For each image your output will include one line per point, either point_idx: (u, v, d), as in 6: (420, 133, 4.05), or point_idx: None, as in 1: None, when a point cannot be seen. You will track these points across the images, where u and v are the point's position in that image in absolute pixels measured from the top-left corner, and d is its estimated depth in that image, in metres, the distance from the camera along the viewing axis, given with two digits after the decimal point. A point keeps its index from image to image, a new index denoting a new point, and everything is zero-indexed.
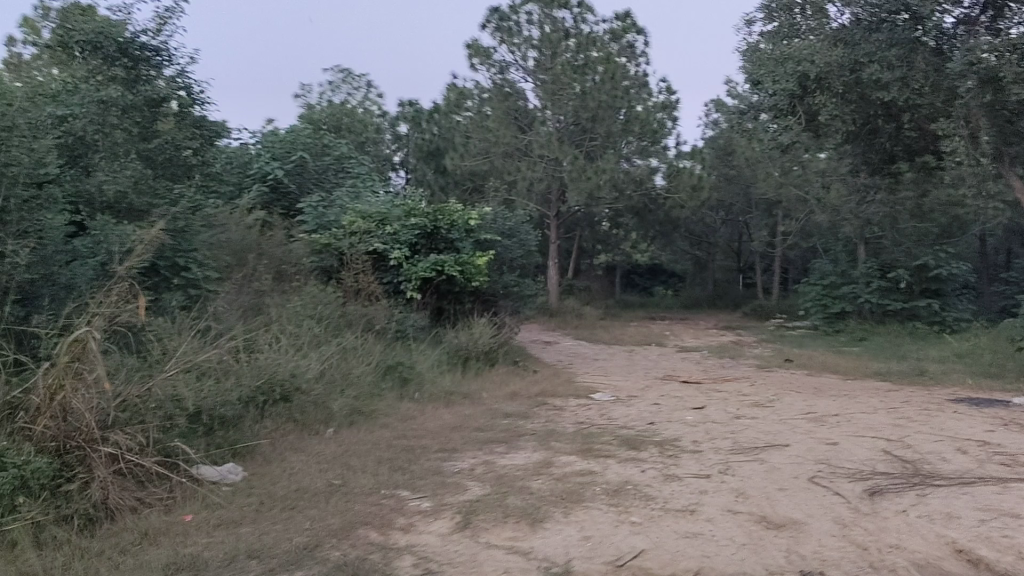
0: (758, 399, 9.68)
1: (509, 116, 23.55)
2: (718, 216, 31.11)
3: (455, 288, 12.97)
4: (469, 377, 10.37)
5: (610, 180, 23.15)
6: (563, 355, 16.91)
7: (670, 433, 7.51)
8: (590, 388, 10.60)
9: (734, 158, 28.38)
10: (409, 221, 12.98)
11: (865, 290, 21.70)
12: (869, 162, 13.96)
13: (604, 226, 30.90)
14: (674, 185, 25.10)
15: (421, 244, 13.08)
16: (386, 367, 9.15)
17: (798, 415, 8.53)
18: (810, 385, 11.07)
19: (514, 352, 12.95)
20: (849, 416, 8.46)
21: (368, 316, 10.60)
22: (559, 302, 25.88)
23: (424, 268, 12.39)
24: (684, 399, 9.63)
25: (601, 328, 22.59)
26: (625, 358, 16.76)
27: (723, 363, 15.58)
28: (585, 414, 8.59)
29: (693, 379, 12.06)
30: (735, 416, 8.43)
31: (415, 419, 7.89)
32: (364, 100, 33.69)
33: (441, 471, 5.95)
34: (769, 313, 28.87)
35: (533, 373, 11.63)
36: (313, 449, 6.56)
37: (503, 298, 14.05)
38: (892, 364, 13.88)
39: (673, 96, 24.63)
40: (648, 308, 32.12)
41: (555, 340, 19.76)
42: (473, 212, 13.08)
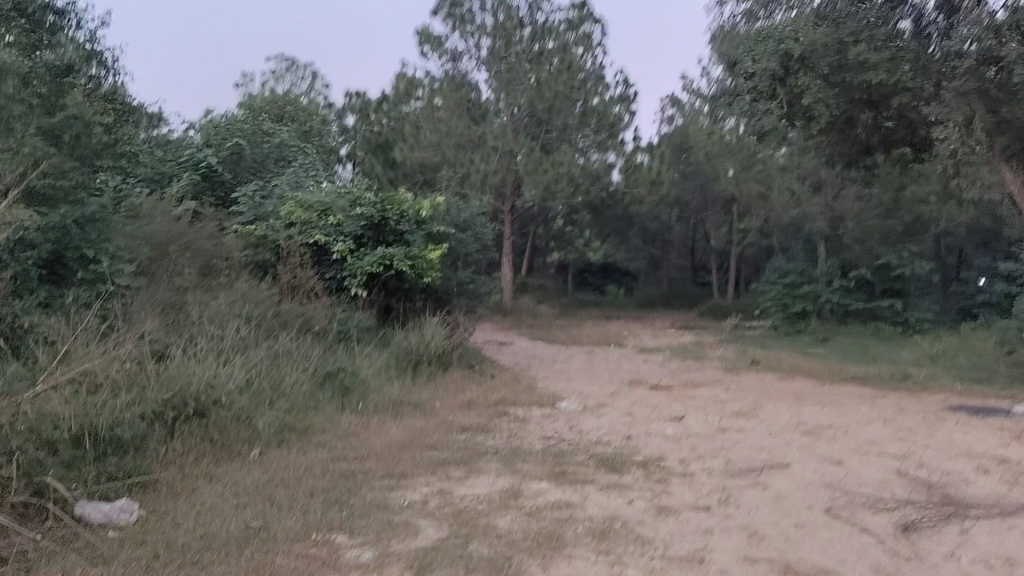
0: (739, 407, 8.79)
1: (462, 106, 22.65)
2: (675, 213, 30.45)
3: (405, 285, 11.88)
4: (421, 384, 9.29)
5: (567, 174, 22.44)
6: (519, 357, 15.91)
7: (652, 451, 6.55)
8: (554, 395, 9.61)
9: (691, 154, 27.76)
10: (354, 211, 11.86)
11: (827, 289, 21.15)
12: (844, 153, 13.26)
13: (558, 224, 30.04)
14: (632, 180, 24.31)
15: (366, 237, 11.95)
16: (325, 374, 8.04)
17: (789, 426, 7.66)
18: (791, 391, 10.24)
19: (469, 355, 11.90)
20: (843, 427, 7.60)
21: (306, 316, 9.46)
22: (514, 300, 24.91)
23: (371, 262, 11.24)
24: (660, 407, 8.70)
25: (558, 328, 21.64)
26: (585, 360, 15.82)
27: (688, 365, 14.73)
28: (553, 427, 7.60)
29: (663, 384, 11.17)
30: (720, 428, 7.51)
31: (357, 435, 6.80)
32: (309, 90, 32.28)
33: (387, 506, 4.88)
34: (726, 312, 28.28)
35: (491, 378, 10.60)
36: (230, 477, 5.45)
37: (456, 296, 13.00)
38: (866, 367, 13.16)
39: (631, 88, 23.87)
40: (603, 307, 31.32)
41: (510, 341, 18.76)
42: (424, 201, 12.01)
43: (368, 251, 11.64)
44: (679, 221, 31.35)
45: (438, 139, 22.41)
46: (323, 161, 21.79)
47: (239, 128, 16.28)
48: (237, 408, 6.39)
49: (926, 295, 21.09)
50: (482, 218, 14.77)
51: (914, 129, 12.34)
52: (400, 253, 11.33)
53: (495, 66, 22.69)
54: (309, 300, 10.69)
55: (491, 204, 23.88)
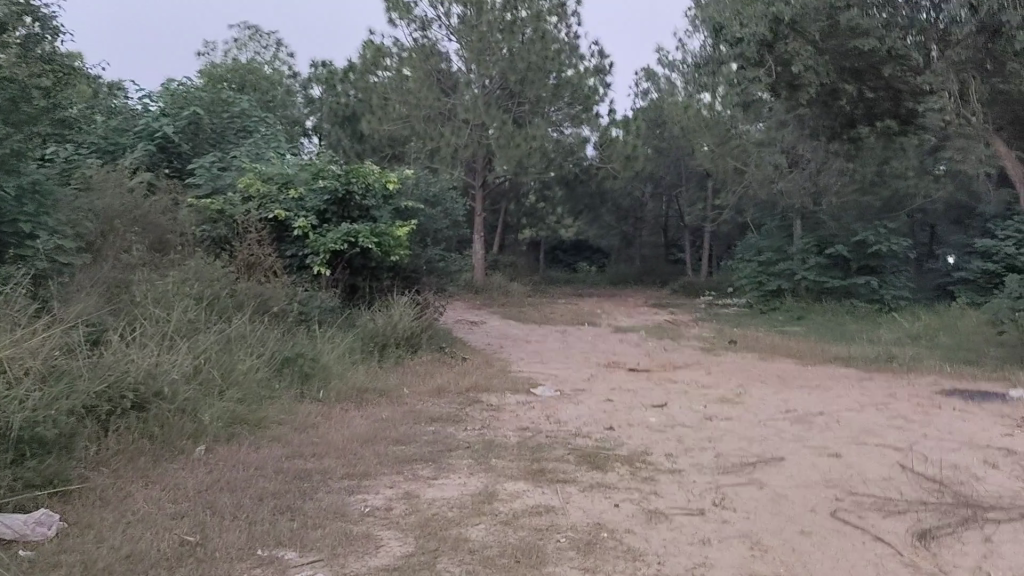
0: (723, 391, 8.35)
1: (431, 77, 21.86)
2: (648, 189, 29.99)
3: (371, 262, 11.26)
4: (387, 369, 8.73)
5: (540, 148, 21.67)
6: (490, 337, 15.39)
7: (635, 444, 6.07)
8: (528, 379, 9.10)
9: (665, 129, 27.28)
10: (317, 184, 11.20)
11: (803, 267, 20.86)
12: (827, 126, 12.80)
13: (530, 199, 29.47)
14: (606, 155, 23.75)
15: (330, 211, 11.29)
16: (283, 358, 7.45)
17: (777, 413, 7.22)
18: (774, 374, 9.84)
19: (439, 336, 11.35)
20: (835, 414, 7.18)
21: (264, 296, 8.83)
22: (485, 277, 24.34)
23: (334, 239, 10.59)
24: (640, 393, 8.23)
25: (530, 307, 21.14)
26: (559, 340, 15.35)
27: (665, 345, 14.30)
28: (528, 415, 7.10)
29: (641, 366, 10.70)
30: (705, 416, 7.05)
31: (315, 428, 6.23)
32: (274, 59, 31.24)
33: (345, 514, 4.33)
34: (699, 290, 27.96)
35: (462, 361, 10.06)
36: (170, 480, 4.89)
37: (425, 274, 12.42)
38: (848, 347, 12.82)
39: (605, 59, 23.26)
40: (575, 284, 30.86)
41: (481, 320, 18.26)
42: (392, 174, 11.37)
43: (332, 227, 10.99)
44: (652, 197, 30.91)
45: (407, 110, 21.65)
46: (288, 133, 20.98)
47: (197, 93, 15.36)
48: (181, 399, 5.80)
49: (902, 273, 20.88)
50: (452, 193, 14.15)
51: (898, 102, 11.91)
52: (365, 230, 10.71)
53: (466, 35, 21.94)
54: (269, 279, 10.05)
55: (462, 178, 23.25)
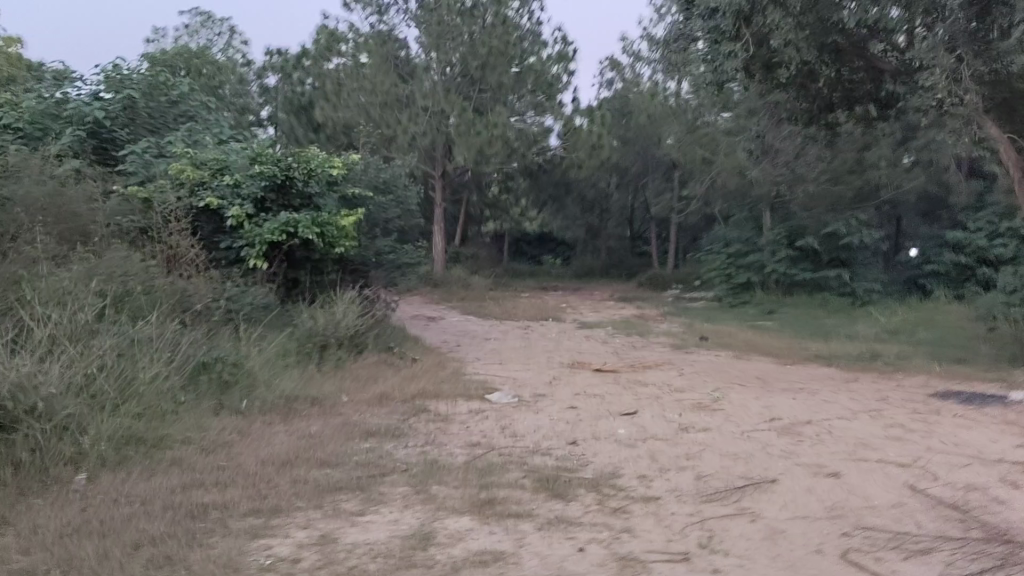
0: (699, 395, 7.57)
1: (387, 62, 20.75)
2: (613, 180, 29.25)
3: (314, 255, 10.30)
4: (324, 373, 7.82)
5: (502, 137, 20.69)
6: (447, 334, 14.49)
7: (603, 462, 5.23)
8: (484, 383, 8.22)
9: (631, 119, 26.52)
10: (253, 169, 10.21)
11: (772, 259, 20.27)
12: (802, 110, 12.08)
13: (493, 191, 28.58)
14: (571, 145, 22.91)
15: (268, 199, 10.32)
16: (199, 364, 6.51)
17: (761, 422, 6.43)
18: (752, 375, 9.08)
19: (388, 335, 10.43)
20: (826, 424, 6.41)
21: (186, 292, 7.87)
22: (446, 271, 23.44)
23: (270, 229, 9.60)
24: (608, 399, 7.41)
25: (491, 301, 20.29)
26: (522, 337, 14.49)
27: (633, 343, 13.51)
28: (482, 427, 6.23)
29: (607, 366, 9.91)
30: (681, 427, 6.24)
31: (225, 449, 5.32)
32: (227, 47, 29.91)
33: (239, 570, 3.43)
34: (666, 284, 27.31)
35: (412, 363, 9.17)
36: (30, 522, 3.98)
37: (374, 268, 11.48)
38: (827, 344, 12.11)
39: (569, 45, 22.41)
40: (539, 278, 30.03)
41: (439, 317, 17.36)
42: (336, 159, 10.42)
43: (269, 216, 10.01)
44: (617, 188, 30.17)
45: (362, 97, 20.59)
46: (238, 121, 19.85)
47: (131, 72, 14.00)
48: (62, 416, 4.87)
49: (873, 266, 20.37)
50: (405, 181, 13.19)
51: (879, 82, 11.41)
52: (305, 219, 9.76)
53: (425, 19, 20.95)
54: (197, 274, 9.07)
55: (420, 168, 22.30)
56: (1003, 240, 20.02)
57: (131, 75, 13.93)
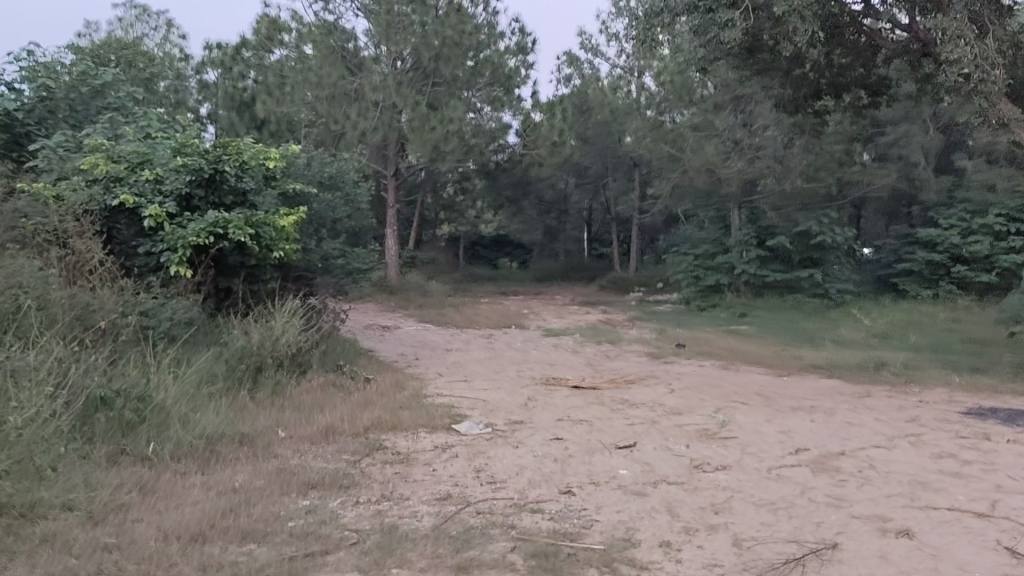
0: (701, 418, 6.52)
1: (335, 54, 19.45)
2: (572, 180, 28.25)
3: (250, 261, 8.99)
4: (258, 403, 6.55)
5: (458, 132, 19.43)
6: (402, 346, 13.25)
7: (610, 519, 4.10)
8: (451, 408, 7.05)
9: (591, 116, 25.46)
10: (178, 162, 8.83)
11: (742, 260, 19.48)
12: (786, 97, 11.26)
13: (448, 191, 27.39)
14: (529, 142, 21.55)
15: (195, 196, 8.95)
16: (96, 399, 5.19)
17: (786, 454, 5.38)
18: (751, 391, 8.04)
19: (336, 351, 9.19)
20: (863, 455, 5.39)
21: (88, 308, 6.51)
22: (400, 276, 22.15)
23: (197, 230, 8.26)
24: (598, 425, 6.30)
25: (450, 307, 19.10)
26: (485, 347, 13.36)
27: (607, 352, 12.46)
28: (454, 468, 5.07)
29: (586, 382, 8.83)
30: (694, 463, 5.15)
31: (116, 515, 4.03)
32: (166, 43, 28.12)
33: None
34: (629, 286, 26.35)
35: (364, 384, 7.92)
36: None
37: (320, 273, 10.20)
38: (820, 350, 11.19)
39: (528, 37, 21.33)
40: (498, 282, 28.86)
41: (395, 325, 16.13)
42: (273, 150, 9.11)
43: (196, 216, 8.65)
44: (576, 189, 29.15)
45: (309, 92, 19.22)
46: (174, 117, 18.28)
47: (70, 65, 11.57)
48: None
49: (845, 266, 19.70)
50: (355, 177, 11.87)
51: (870, 67, 10.65)
52: (238, 219, 8.45)
53: (375, 9, 19.59)
54: (109, 284, 7.69)
55: (372, 166, 20.97)
56: (977, 237, 19.49)
57: (65, 70, 11.54)
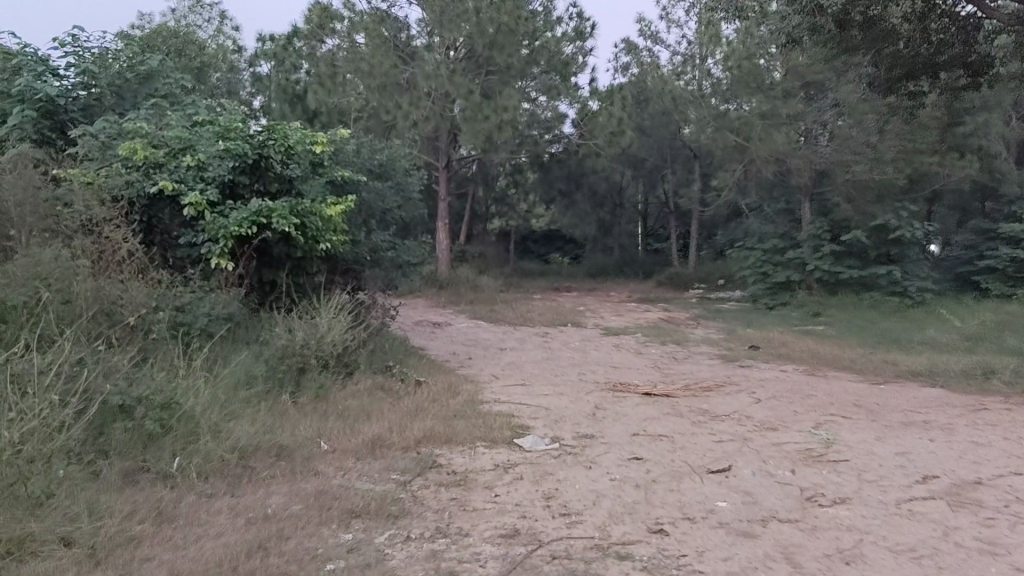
0: (800, 436, 5.71)
1: (386, 44, 18.85)
2: (629, 172, 27.31)
3: (295, 254, 8.35)
4: (298, 411, 5.91)
5: (513, 121, 18.63)
6: (454, 345, 12.58)
7: (718, 569, 3.35)
8: (513, 417, 6.35)
9: (650, 106, 24.40)
10: (222, 146, 8.21)
11: (814, 257, 18.79)
12: (877, 79, 10.33)
13: (501, 184, 26.72)
14: (586, 132, 20.64)
15: (238, 183, 8.34)
16: (115, 407, 4.56)
17: (913, 484, 4.56)
18: (845, 403, 7.17)
19: (385, 350, 8.54)
20: (1004, 486, 4.55)
21: (114, 303, 5.91)
22: (452, 270, 21.50)
23: (238, 220, 7.64)
24: (681, 443, 5.54)
25: (503, 303, 18.42)
26: (542, 346, 12.64)
27: (673, 354, 11.64)
28: (522, 494, 4.35)
29: (658, 388, 8.05)
30: (805, 494, 4.37)
31: (123, 553, 3.38)
32: (219, 33, 27.79)
33: None
34: (688, 283, 25.35)
35: (415, 388, 7.25)
36: None
37: (368, 266, 9.56)
38: (912, 355, 10.23)
39: (586, 22, 20.46)
40: (550, 278, 28.11)
41: (447, 322, 15.50)
42: (320, 134, 8.45)
43: (239, 204, 8.04)
44: (633, 181, 28.22)
45: (361, 82, 18.63)
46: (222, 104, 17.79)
47: (117, 48, 10.65)
48: None
49: (924, 263, 18.54)
50: (407, 165, 11.14)
51: (971, 43, 9.65)
52: (282, 207, 7.81)
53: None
54: (144, 276, 7.12)
55: (424, 157, 20.34)
56: None
57: (113, 52, 10.66)
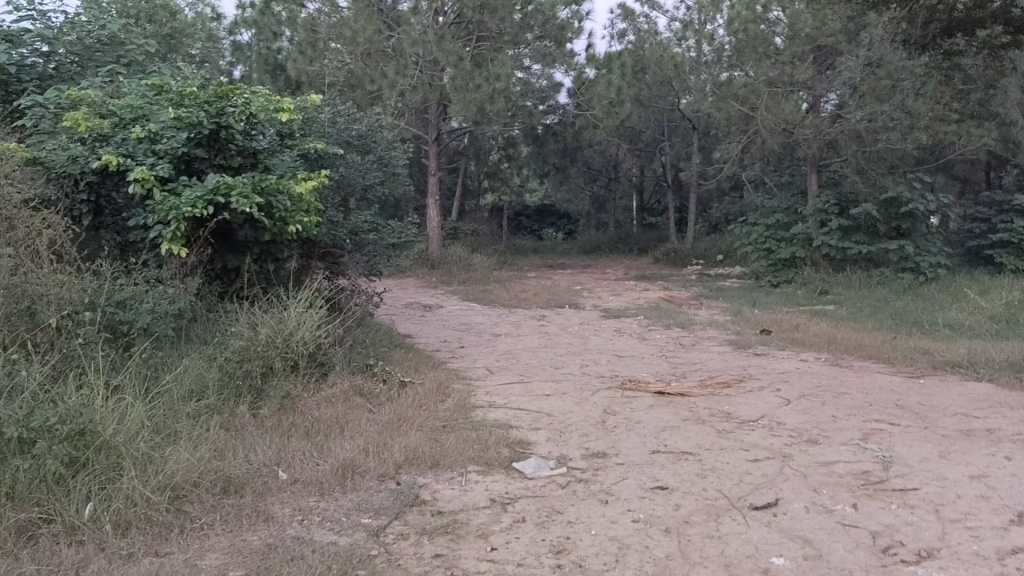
0: (851, 452, 4.82)
1: (370, 8, 17.65)
2: (625, 144, 26.29)
3: (261, 237, 7.41)
4: (258, 429, 5.00)
5: (506, 90, 17.50)
6: (442, 331, 11.65)
7: None
8: (511, 429, 5.43)
9: (649, 74, 23.18)
10: (178, 114, 7.21)
11: (821, 232, 17.83)
12: (909, 36, 9.32)
13: (492, 158, 25.63)
14: (582, 101, 19.52)
15: (195, 157, 7.39)
16: (21, 439, 3.74)
17: (1010, 526, 3.69)
18: (887, 403, 6.27)
19: (367, 342, 7.61)
20: None
21: (36, 303, 5.02)
22: (442, 248, 20.51)
23: (193, 199, 6.68)
24: (711, 463, 4.64)
25: (495, 282, 17.46)
26: (537, 331, 11.73)
27: (680, 340, 10.77)
28: (523, 546, 3.47)
29: (670, 385, 7.16)
30: (879, 544, 3.49)
31: None
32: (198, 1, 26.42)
33: None
34: (686, 259, 24.43)
35: (398, 391, 6.34)
36: None
37: (348, 249, 8.61)
38: (943, 339, 9.38)
39: None
40: (544, 255, 27.16)
41: (437, 304, 14.58)
42: (287, 101, 7.50)
43: (196, 181, 7.09)
44: (629, 154, 27.20)
45: (344, 48, 17.44)
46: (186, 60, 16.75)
47: (78, 15, 9.13)
48: None
49: (937, 238, 17.67)
50: (390, 135, 9.95)
51: None
52: (243, 185, 6.87)
53: None
54: (82, 266, 6.19)
55: (411, 129, 19.27)
56: None
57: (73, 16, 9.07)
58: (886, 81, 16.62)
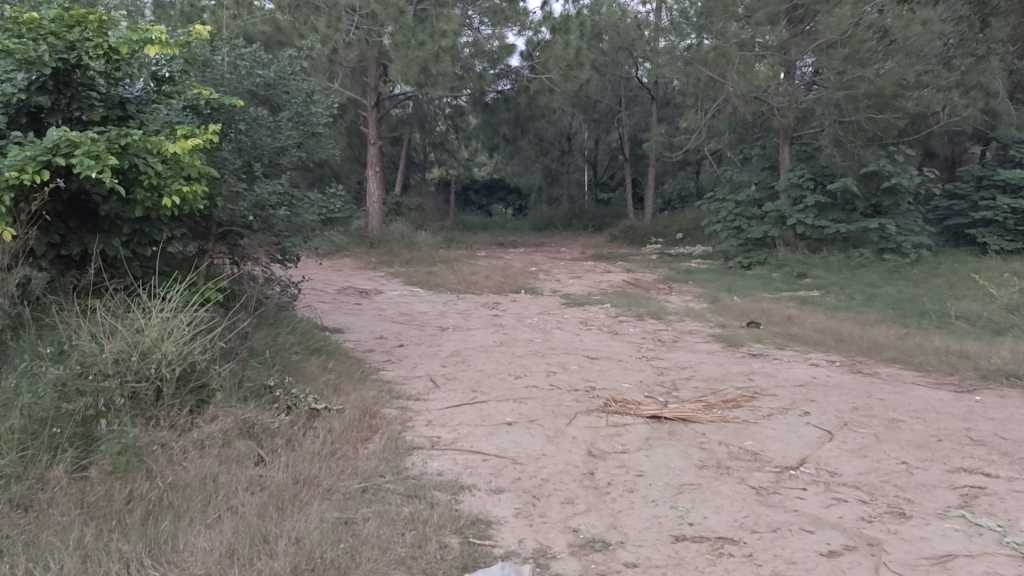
0: (966, 540, 3.29)
1: None
2: (580, 115, 24.58)
3: (128, 215, 5.58)
4: (70, 515, 3.33)
5: (454, 48, 15.49)
6: (378, 323, 9.88)
7: None
8: (462, 496, 3.75)
9: (606, 39, 21.39)
10: (14, 43, 5.25)
11: (795, 209, 16.42)
12: None
13: (438, 129, 23.66)
14: (538, 63, 17.63)
15: (40, 106, 5.49)
16: None
17: None
18: (958, 436, 4.77)
19: (270, 348, 5.90)
20: None
21: None
22: (383, 225, 18.61)
23: (21, 161, 4.81)
24: (770, 566, 3.05)
25: (442, 263, 15.69)
26: (488, 324, 10.04)
27: (658, 335, 9.20)
28: None
29: (666, 405, 5.55)
30: None
31: None
32: None
33: None
34: (644, 238, 22.92)
35: (302, 428, 4.63)
36: None
37: (253, 231, 6.81)
38: (970, 339, 7.97)
39: None
40: (494, 232, 25.46)
41: (375, 290, 12.75)
42: (159, 30, 5.55)
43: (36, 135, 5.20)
44: (584, 125, 25.57)
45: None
46: None
47: None
48: None
49: (917, 217, 16.45)
50: (309, 87, 8.01)
51: None
52: (94, 143, 5.01)
53: None
54: None
55: (348, 92, 17.26)
56: None
57: None
58: (871, 45, 15.14)
